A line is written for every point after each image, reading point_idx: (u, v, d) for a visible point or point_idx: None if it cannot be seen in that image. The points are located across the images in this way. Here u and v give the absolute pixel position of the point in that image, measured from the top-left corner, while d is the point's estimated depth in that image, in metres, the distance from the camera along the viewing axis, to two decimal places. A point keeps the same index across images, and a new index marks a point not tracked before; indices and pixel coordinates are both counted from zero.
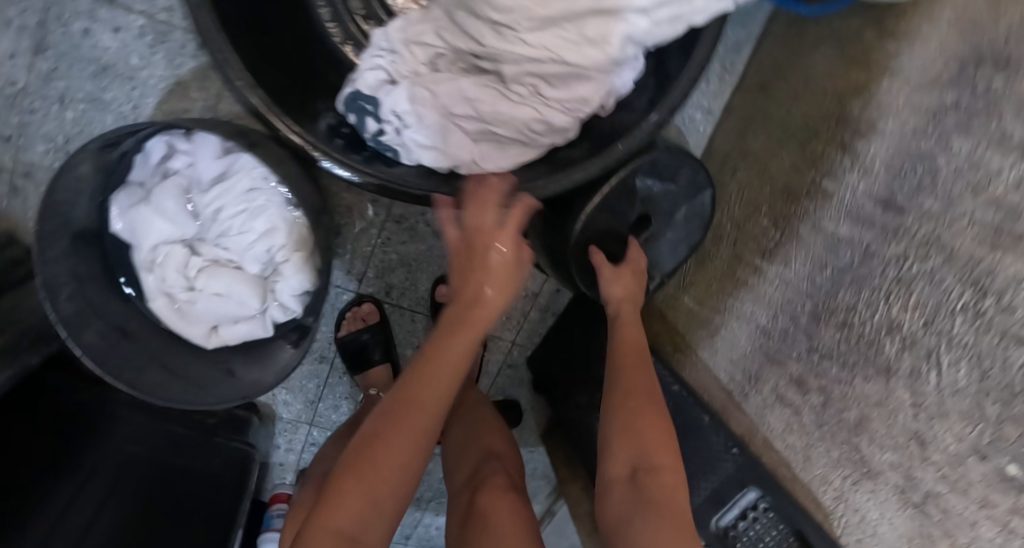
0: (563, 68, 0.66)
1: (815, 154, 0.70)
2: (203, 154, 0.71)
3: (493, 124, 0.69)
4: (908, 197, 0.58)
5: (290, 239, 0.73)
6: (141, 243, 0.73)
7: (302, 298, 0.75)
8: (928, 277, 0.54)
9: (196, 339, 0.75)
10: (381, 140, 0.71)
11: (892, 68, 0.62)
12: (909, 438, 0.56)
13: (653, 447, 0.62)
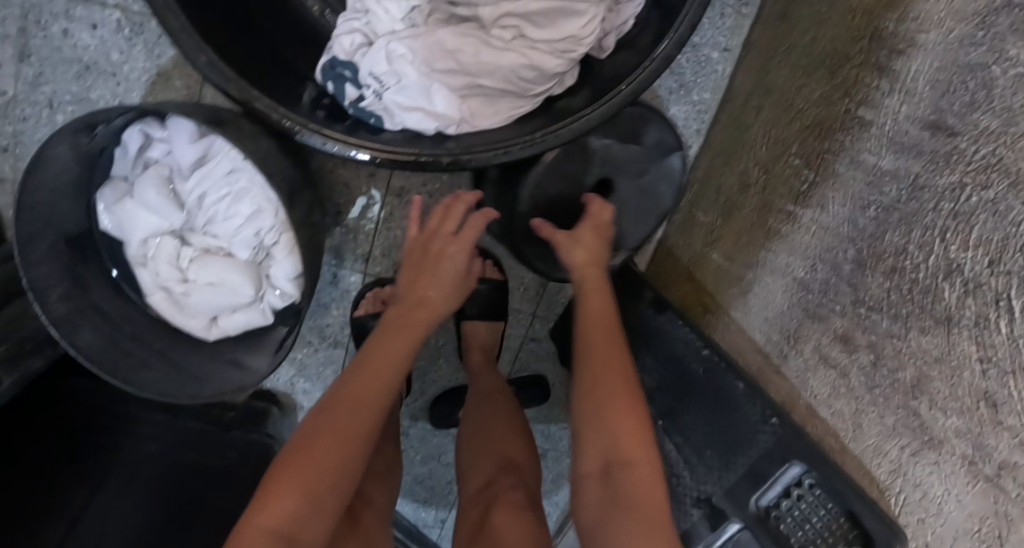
0: (545, 4, 0.61)
1: (846, 83, 0.61)
2: (177, 139, 0.67)
3: (479, 76, 0.63)
4: (960, 115, 0.48)
5: (278, 221, 0.69)
6: (131, 238, 0.70)
7: (298, 282, 0.71)
8: (991, 208, 0.44)
9: (196, 332, 0.73)
10: (362, 106, 0.66)
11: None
12: (978, 400, 0.46)
13: (625, 439, 0.57)
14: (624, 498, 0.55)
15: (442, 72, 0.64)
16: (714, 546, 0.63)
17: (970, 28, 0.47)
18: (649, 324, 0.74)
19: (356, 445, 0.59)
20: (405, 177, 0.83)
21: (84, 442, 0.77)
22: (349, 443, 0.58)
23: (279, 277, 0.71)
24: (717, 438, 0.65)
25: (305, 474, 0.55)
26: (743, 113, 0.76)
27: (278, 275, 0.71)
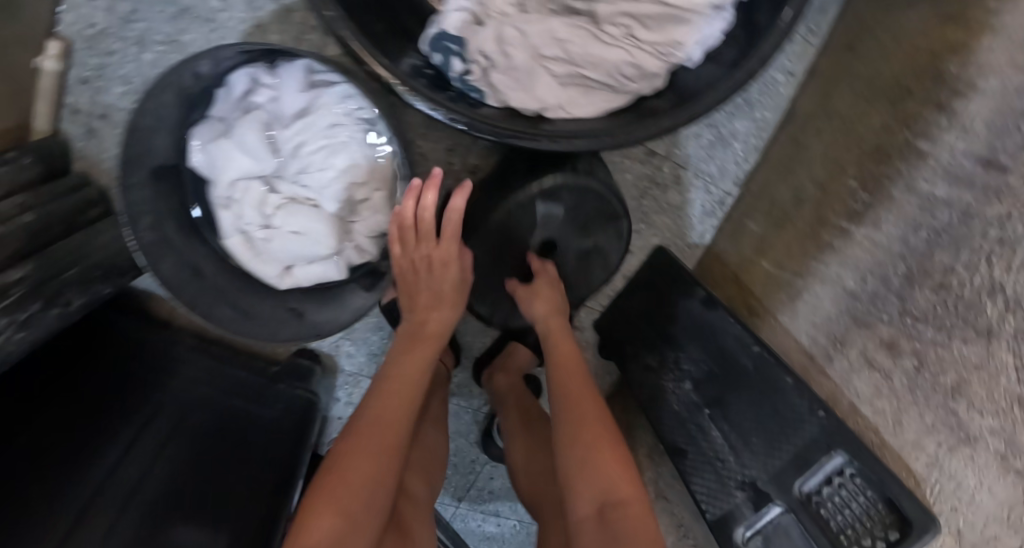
0: (659, 9, 0.66)
1: (908, 113, 0.67)
2: (289, 86, 0.70)
3: (584, 67, 0.68)
4: (1013, 155, 0.55)
5: (371, 178, 0.74)
6: (221, 179, 0.73)
7: (377, 240, 0.78)
8: None
9: (270, 279, 0.76)
10: (467, 80, 0.71)
11: (995, 26, 0.59)
12: (1012, 402, 0.52)
13: (615, 482, 0.64)
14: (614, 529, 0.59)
15: (548, 58, 0.69)
16: (755, 527, 0.68)
17: None
18: (698, 321, 0.79)
19: (382, 465, 0.65)
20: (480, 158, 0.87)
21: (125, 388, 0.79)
22: (373, 460, 0.65)
23: (361, 234, 0.77)
24: (763, 428, 0.69)
25: (342, 492, 0.61)
26: (802, 133, 0.82)
27: (363, 232, 0.77)
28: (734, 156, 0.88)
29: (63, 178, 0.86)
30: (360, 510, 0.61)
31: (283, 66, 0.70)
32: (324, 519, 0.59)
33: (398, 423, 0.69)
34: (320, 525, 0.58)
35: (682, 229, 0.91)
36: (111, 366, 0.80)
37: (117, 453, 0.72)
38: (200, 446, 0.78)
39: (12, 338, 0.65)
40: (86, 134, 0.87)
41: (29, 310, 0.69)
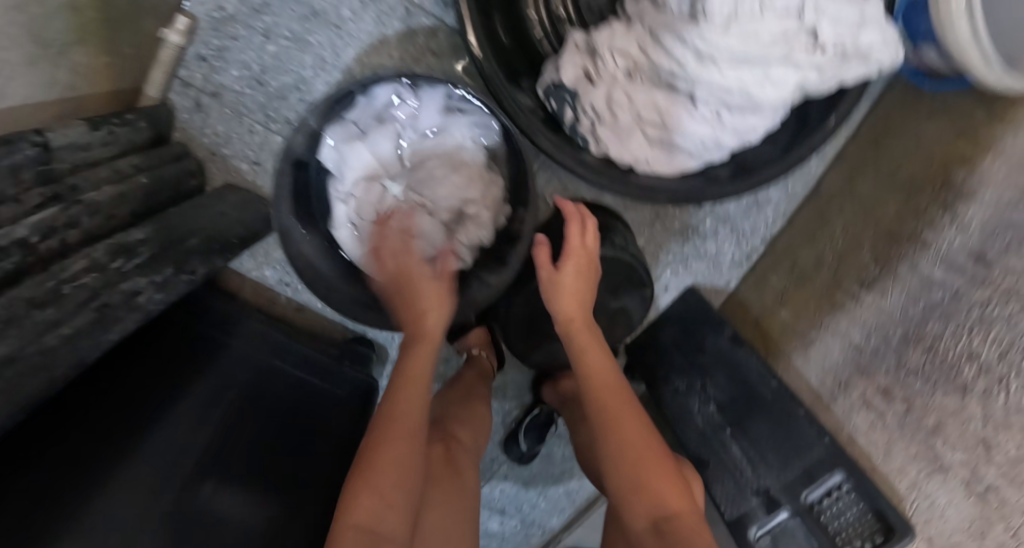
0: (745, 100, 0.78)
1: (919, 208, 0.86)
2: (429, 107, 0.84)
3: (674, 135, 0.82)
4: (998, 254, 0.73)
5: (485, 196, 0.86)
6: (347, 176, 0.84)
7: (474, 251, 0.88)
8: (1006, 321, 0.69)
9: (371, 270, 0.86)
10: (577, 127, 0.85)
11: (998, 147, 0.78)
12: (978, 442, 0.69)
13: (668, 500, 0.71)
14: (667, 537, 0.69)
15: (646, 122, 0.82)
16: (765, 527, 0.83)
17: (1016, 195, 0.72)
18: (725, 353, 0.94)
19: (407, 464, 0.70)
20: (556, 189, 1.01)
21: (199, 357, 0.86)
22: (400, 459, 0.70)
23: (461, 245, 0.87)
24: (776, 447, 0.85)
25: (376, 488, 0.67)
26: (826, 209, 0.99)
27: (464, 241, 0.87)
28: (765, 218, 1.05)
29: (166, 147, 0.92)
30: (398, 497, 0.68)
31: (425, 87, 0.82)
32: (363, 513, 0.66)
33: (409, 425, 0.72)
34: (366, 505, 0.66)
35: (716, 276, 1.07)
36: (186, 340, 0.87)
37: (178, 415, 0.77)
38: (264, 410, 0.85)
39: (151, 296, 0.74)
40: (194, 108, 0.94)
41: (163, 274, 0.76)
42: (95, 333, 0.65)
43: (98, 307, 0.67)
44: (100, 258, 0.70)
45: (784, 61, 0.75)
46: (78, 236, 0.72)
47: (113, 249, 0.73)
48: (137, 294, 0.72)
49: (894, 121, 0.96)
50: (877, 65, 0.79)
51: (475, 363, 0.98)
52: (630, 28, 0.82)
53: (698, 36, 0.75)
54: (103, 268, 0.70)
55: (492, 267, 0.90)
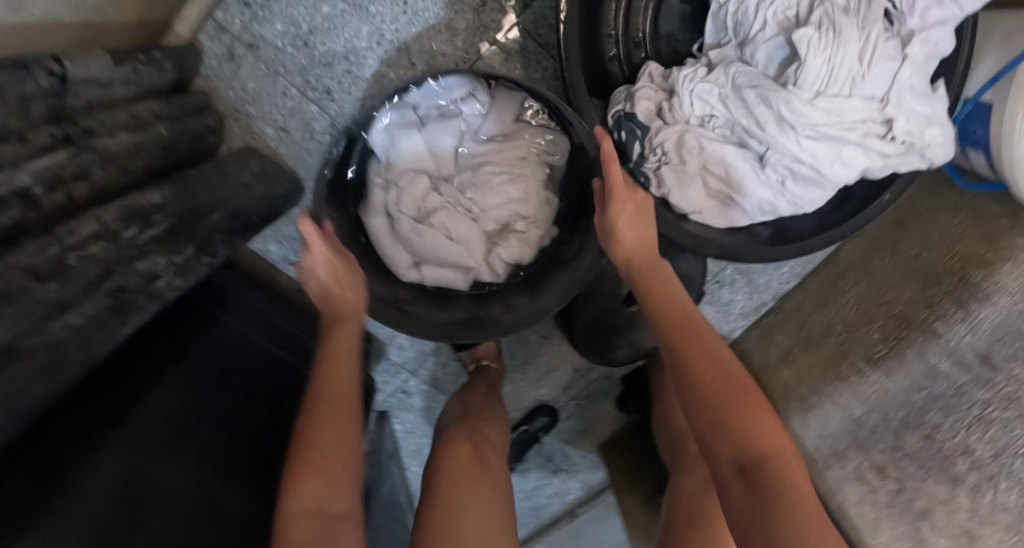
0: (812, 174, 0.79)
1: (933, 299, 0.90)
2: (496, 112, 0.84)
3: (734, 191, 0.83)
4: (1003, 359, 0.78)
5: (536, 215, 0.85)
6: (393, 163, 0.83)
7: (508, 268, 0.86)
8: (1005, 424, 0.74)
9: (398, 266, 0.84)
10: (642, 166, 0.85)
11: (1016, 257, 0.82)
12: (961, 532, 0.75)
13: (752, 427, 0.55)
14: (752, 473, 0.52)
15: (711, 173, 0.83)
16: None
17: None
18: None
19: (341, 434, 0.63)
20: None
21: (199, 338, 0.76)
22: (339, 436, 0.63)
23: (498, 257, 0.85)
24: None
25: (315, 466, 0.60)
26: (840, 279, 1.05)
27: (503, 257, 0.85)
28: (780, 275, 1.10)
29: (191, 96, 0.83)
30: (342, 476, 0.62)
31: (501, 95, 0.83)
32: (301, 496, 0.59)
33: (341, 401, 0.66)
34: (308, 488, 0.59)
35: (722, 324, 1.14)
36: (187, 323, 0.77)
37: (171, 404, 0.66)
38: (264, 399, 0.79)
39: (172, 282, 0.63)
40: (226, 58, 0.86)
41: (184, 255, 0.67)
42: (112, 324, 0.55)
43: (113, 291, 0.57)
44: (112, 226, 0.61)
45: (858, 146, 0.77)
46: (84, 191, 0.62)
47: (127, 213, 0.64)
48: (157, 279, 0.62)
49: (918, 208, 1.02)
50: (930, 160, 0.79)
51: (484, 372, 0.97)
52: (711, 74, 0.81)
53: (785, 103, 0.75)
54: (114, 237, 0.60)
55: (524, 289, 0.87)
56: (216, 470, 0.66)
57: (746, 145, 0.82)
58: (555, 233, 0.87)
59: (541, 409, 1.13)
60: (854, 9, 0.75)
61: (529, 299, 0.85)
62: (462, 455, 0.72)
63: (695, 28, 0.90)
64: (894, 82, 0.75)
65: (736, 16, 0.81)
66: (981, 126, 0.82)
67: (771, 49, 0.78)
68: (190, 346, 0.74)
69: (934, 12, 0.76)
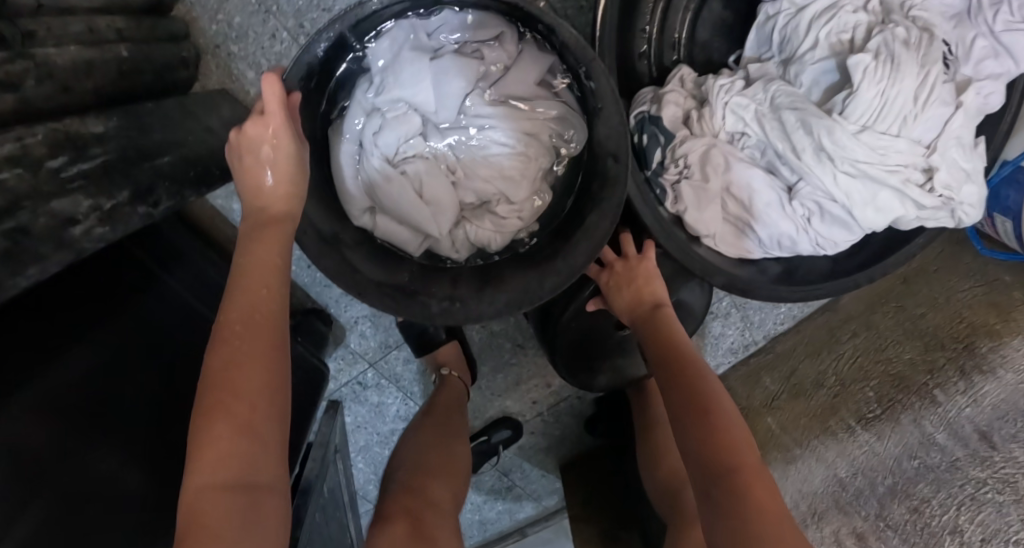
0: (841, 213, 0.75)
1: (936, 362, 0.85)
2: (519, 70, 0.72)
3: (756, 222, 0.77)
4: (1004, 439, 0.76)
5: (523, 202, 0.76)
6: (387, 90, 0.70)
7: (470, 248, 0.78)
8: (996, 507, 0.75)
9: (352, 206, 0.74)
10: (659, 177, 0.78)
11: None
12: None
13: (745, 469, 0.59)
14: (736, 520, 0.56)
15: (732, 197, 0.78)
16: None
17: None
18: None
19: (268, 385, 0.49)
20: None
21: (128, 297, 0.66)
22: (268, 383, 0.49)
23: (464, 232, 0.77)
24: None
25: (238, 420, 0.47)
26: (838, 329, 0.99)
27: (467, 235, 0.77)
28: (775, 315, 1.01)
29: (166, 20, 0.72)
30: (271, 431, 0.49)
31: (530, 52, 0.72)
32: (214, 462, 0.46)
33: (268, 338, 0.51)
34: (223, 448, 0.46)
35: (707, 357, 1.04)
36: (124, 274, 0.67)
37: (87, 376, 0.57)
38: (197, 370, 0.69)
39: (94, 232, 0.52)
40: None
41: (116, 200, 0.56)
42: (2, 274, 0.44)
43: (11, 233, 0.45)
44: (33, 152, 0.50)
45: (895, 193, 0.72)
46: (9, 102, 0.50)
47: (57, 139, 0.53)
48: (75, 224, 0.50)
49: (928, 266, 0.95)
50: (959, 219, 0.74)
51: (448, 384, 0.90)
52: (750, 90, 0.76)
53: (827, 131, 0.70)
54: (34, 166, 0.49)
55: (477, 277, 0.77)
56: (124, 446, 0.58)
57: (776, 172, 0.77)
58: (534, 230, 0.79)
59: (504, 421, 1.05)
60: (915, 43, 0.69)
61: (477, 286, 0.75)
62: (398, 534, 0.65)
63: (734, 39, 0.84)
64: (944, 128, 0.71)
65: (784, 31, 0.75)
66: (1016, 192, 0.77)
67: (818, 72, 0.73)
68: (116, 305, 0.64)
69: (988, 64, 0.70)
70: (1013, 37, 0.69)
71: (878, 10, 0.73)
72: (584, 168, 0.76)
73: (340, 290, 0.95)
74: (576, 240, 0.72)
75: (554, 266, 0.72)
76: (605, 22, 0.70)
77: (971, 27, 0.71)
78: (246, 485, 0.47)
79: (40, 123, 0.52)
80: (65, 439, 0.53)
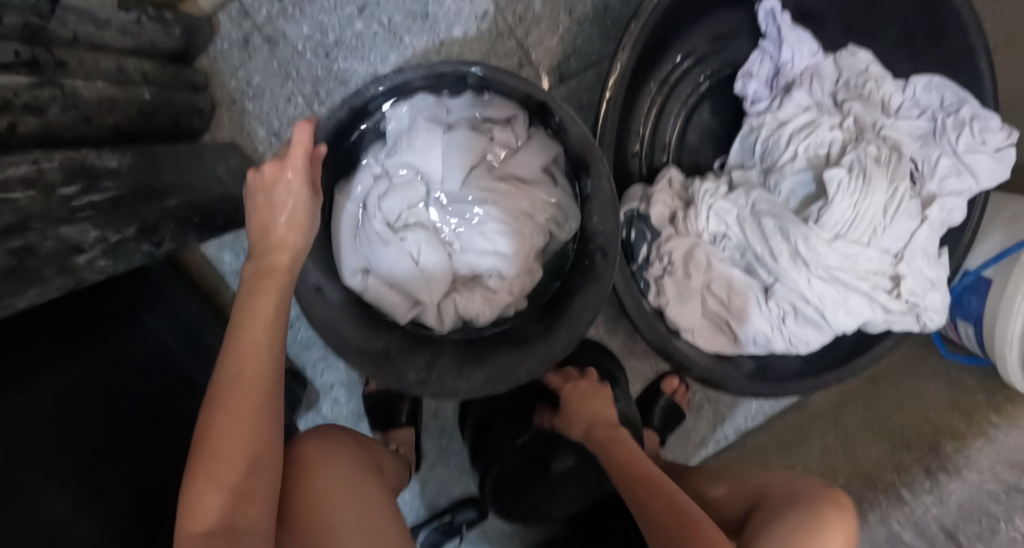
0: (815, 315, 0.80)
1: (901, 461, 0.89)
2: (527, 153, 0.75)
3: (731, 317, 0.83)
4: (970, 539, 0.79)
5: (514, 279, 0.77)
6: (399, 151, 0.73)
7: (456, 322, 0.78)
8: None
9: (345, 267, 0.73)
10: (644, 271, 0.84)
11: (990, 436, 0.83)
12: None
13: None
14: None
15: (712, 293, 0.83)
16: None
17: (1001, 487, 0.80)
18: None
19: (255, 441, 0.49)
20: None
21: (104, 337, 0.63)
22: (256, 437, 0.49)
23: (450, 305, 0.76)
24: None
25: (222, 478, 0.47)
26: (806, 426, 1.02)
27: (456, 307, 0.76)
28: (748, 412, 1.05)
29: (189, 70, 0.74)
30: (259, 487, 0.49)
31: (538, 138, 0.76)
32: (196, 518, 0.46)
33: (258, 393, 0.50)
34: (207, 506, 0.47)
35: (681, 446, 1.05)
36: (103, 316, 0.64)
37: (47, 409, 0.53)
38: (170, 417, 0.66)
39: (97, 262, 0.48)
40: (240, 45, 0.79)
41: (123, 235, 0.52)
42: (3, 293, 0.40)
43: (18, 252, 0.41)
44: (47, 176, 0.46)
45: (865, 298, 0.78)
46: (32, 127, 0.47)
47: (72, 169, 0.49)
48: (80, 253, 0.47)
49: (898, 372, 1.00)
50: (924, 323, 0.80)
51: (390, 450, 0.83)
52: (733, 195, 0.82)
53: (803, 239, 0.76)
54: (46, 190, 0.45)
55: (461, 351, 0.77)
56: (81, 487, 0.53)
57: (754, 273, 0.83)
58: (521, 307, 0.79)
59: (471, 501, 1.02)
60: (884, 160, 0.77)
61: (458, 365, 0.75)
62: (334, 447, 0.63)
63: (721, 147, 0.94)
64: (910, 240, 0.78)
65: (767, 142, 0.84)
66: (977, 299, 0.82)
67: (797, 181, 0.80)
68: (93, 342, 0.61)
69: (951, 181, 0.79)
70: (974, 158, 0.79)
71: (851, 128, 0.81)
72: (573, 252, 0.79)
73: (319, 352, 0.93)
74: (562, 322, 0.74)
75: (537, 348, 0.73)
76: (608, 118, 0.76)
77: (936, 147, 0.80)
78: (231, 533, 0.46)
79: (57, 150, 0.49)
80: (22, 474, 0.49)
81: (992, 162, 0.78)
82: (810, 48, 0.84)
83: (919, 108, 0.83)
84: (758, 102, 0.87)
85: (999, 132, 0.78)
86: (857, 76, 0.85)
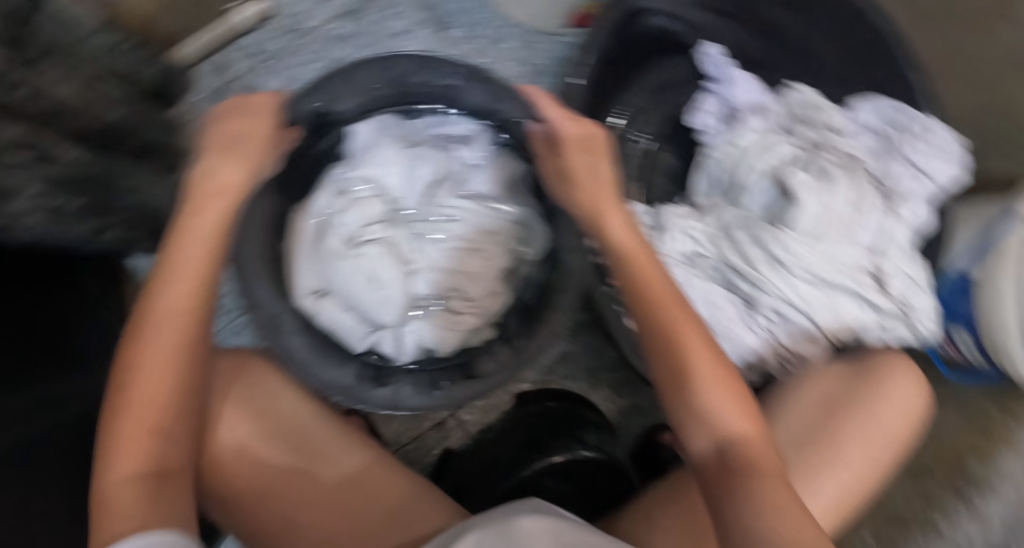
0: (805, 324, 0.76)
1: (931, 494, 0.80)
2: (485, 170, 0.76)
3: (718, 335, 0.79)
4: None
5: (480, 299, 0.73)
6: (360, 165, 0.74)
7: (421, 351, 0.73)
8: None
9: (300, 287, 0.70)
10: None
11: None
12: None
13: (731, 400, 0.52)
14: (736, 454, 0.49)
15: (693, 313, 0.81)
16: None
17: None
18: None
19: (183, 371, 0.50)
20: (554, 377, 0.91)
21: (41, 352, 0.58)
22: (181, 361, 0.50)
23: (411, 333, 0.72)
24: None
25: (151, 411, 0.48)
26: None
27: (417, 333, 0.72)
28: None
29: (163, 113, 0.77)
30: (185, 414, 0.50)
31: (498, 156, 0.77)
32: (126, 448, 0.46)
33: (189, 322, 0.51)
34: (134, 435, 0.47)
35: None
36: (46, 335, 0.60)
37: None
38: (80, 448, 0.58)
39: None
40: (213, 96, 0.83)
41: None
42: None
43: None
44: None
45: (853, 298, 0.75)
46: None
47: None
48: None
49: None
50: (921, 336, 0.75)
51: None
52: (701, 216, 0.83)
53: (777, 242, 0.75)
54: None
55: (422, 383, 0.71)
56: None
57: (734, 289, 0.79)
58: (491, 335, 0.73)
59: None
60: (844, 165, 0.79)
61: (423, 392, 0.68)
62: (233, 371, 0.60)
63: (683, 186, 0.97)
64: (884, 235, 0.77)
65: (727, 167, 0.86)
66: (966, 301, 0.79)
67: (762, 197, 0.82)
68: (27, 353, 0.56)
69: (916, 185, 0.80)
70: (930, 163, 0.79)
71: (805, 144, 0.84)
72: (541, 272, 0.75)
73: None
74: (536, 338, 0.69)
75: (507, 366, 0.69)
76: None
77: (893, 158, 0.82)
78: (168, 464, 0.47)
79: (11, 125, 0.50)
80: None
81: (950, 164, 0.79)
82: (755, 85, 0.90)
83: (868, 129, 0.86)
84: (711, 134, 0.91)
85: (946, 134, 0.79)
86: (802, 107, 0.88)
